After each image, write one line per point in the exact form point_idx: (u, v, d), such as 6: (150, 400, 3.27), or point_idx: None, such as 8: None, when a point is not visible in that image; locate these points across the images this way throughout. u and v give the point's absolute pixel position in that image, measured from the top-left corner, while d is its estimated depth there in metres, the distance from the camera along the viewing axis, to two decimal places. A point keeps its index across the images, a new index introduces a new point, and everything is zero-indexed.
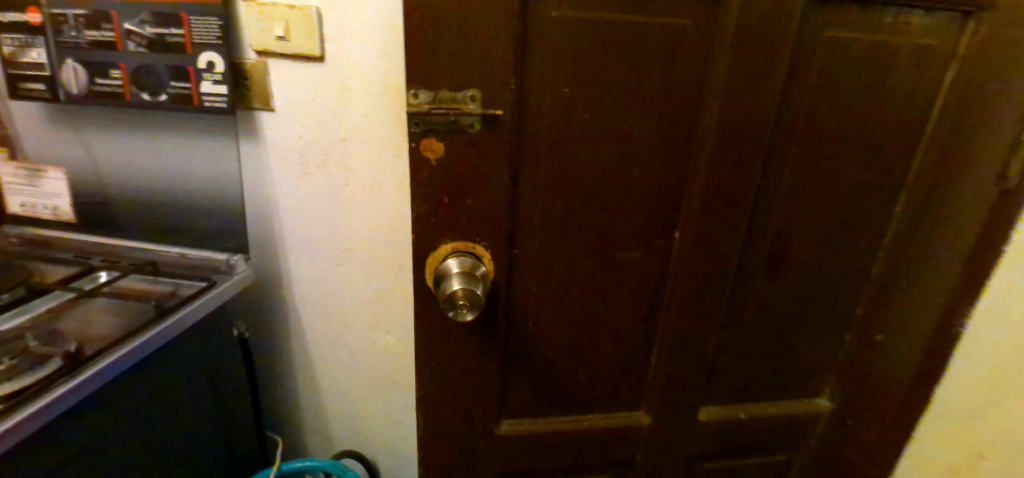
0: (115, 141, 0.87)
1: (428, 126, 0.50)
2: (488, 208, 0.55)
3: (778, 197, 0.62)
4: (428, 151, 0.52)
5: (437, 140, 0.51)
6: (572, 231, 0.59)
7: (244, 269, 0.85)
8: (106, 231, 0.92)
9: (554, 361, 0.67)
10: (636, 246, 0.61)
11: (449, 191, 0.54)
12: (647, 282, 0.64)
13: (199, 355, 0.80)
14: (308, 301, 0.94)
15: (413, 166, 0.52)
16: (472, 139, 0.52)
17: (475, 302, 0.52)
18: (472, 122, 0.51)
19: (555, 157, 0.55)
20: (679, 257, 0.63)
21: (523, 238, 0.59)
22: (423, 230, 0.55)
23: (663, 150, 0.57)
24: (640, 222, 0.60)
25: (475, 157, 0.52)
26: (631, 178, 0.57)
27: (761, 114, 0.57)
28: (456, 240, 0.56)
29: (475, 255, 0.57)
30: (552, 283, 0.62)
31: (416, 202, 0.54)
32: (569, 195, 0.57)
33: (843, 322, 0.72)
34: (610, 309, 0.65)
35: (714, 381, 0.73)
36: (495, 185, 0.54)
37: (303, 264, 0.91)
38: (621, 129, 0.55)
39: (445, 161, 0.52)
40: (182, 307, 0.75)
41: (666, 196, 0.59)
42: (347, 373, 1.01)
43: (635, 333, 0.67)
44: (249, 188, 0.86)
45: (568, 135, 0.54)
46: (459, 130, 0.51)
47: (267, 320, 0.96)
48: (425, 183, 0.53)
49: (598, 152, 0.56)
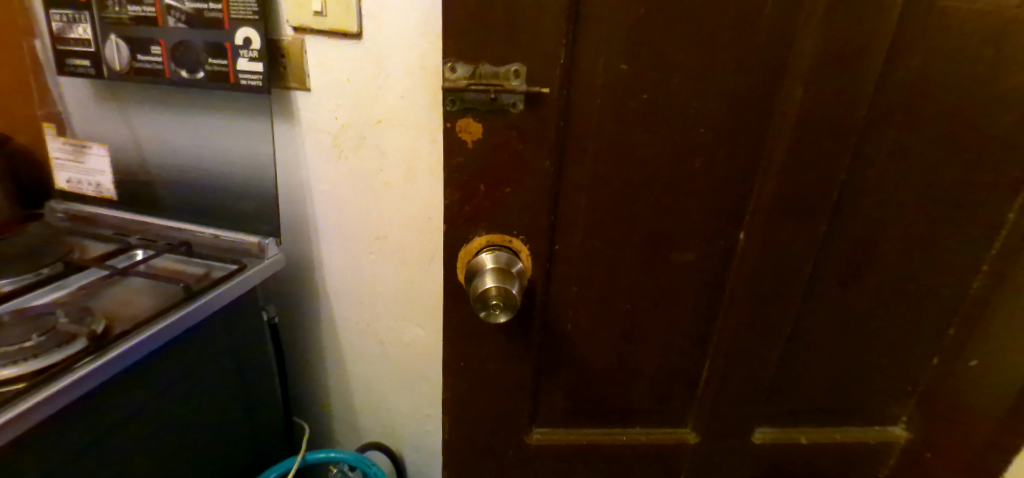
0: (155, 119, 0.86)
1: (465, 105, 0.45)
2: (528, 199, 0.50)
3: (864, 197, 0.54)
4: (464, 133, 0.47)
5: (475, 120, 0.46)
6: (621, 227, 0.53)
7: (275, 253, 0.83)
8: (145, 209, 0.92)
9: (593, 368, 0.61)
10: (693, 246, 0.55)
11: (485, 178, 0.49)
12: (703, 287, 0.57)
13: (228, 339, 0.78)
14: (340, 289, 0.92)
15: (448, 149, 0.47)
16: (514, 121, 0.46)
17: (510, 302, 0.46)
18: (514, 101, 0.45)
19: (606, 143, 0.49)
20: (742, 261, 0.56)
21: (566, 233, 0.53)
22: (455, 220, 0.50)
23: (730, 138, 0.50)
24: (700, 219, 0.53)
25: (517, 140, 0.47)
26: (692, 170, 0.51)
27: (851, 100, 0.49)
28: (491, 232, 0.51)
29: (511, 249, 0.52)
30: (596, 284, 0.56)
31: (449, 189, 0.49)
32: (620, 187, 0.51)
33: (929, 342, 0.63)
34: (659, 314, 0.58)
35: (772, 401, 0.66)
36: (538, 173, 0.49)
37: (335, 250, 0.89)
38: (683, 113, 0.48)
39: (483, 144, 0.47)
40: (212, 288, 0.73)
41: (730, 191, 0.52)
42: (376, 363, 0.98)
43: (686, 343, 0.60)
44: (283, 170, 0.84)
45: (622, 119, 0.48)
46: (500, 109, 0.46)
47: (297, 306, 0.95)
48: (461, 168, 0.48)
49: (656, 139, 0.49)
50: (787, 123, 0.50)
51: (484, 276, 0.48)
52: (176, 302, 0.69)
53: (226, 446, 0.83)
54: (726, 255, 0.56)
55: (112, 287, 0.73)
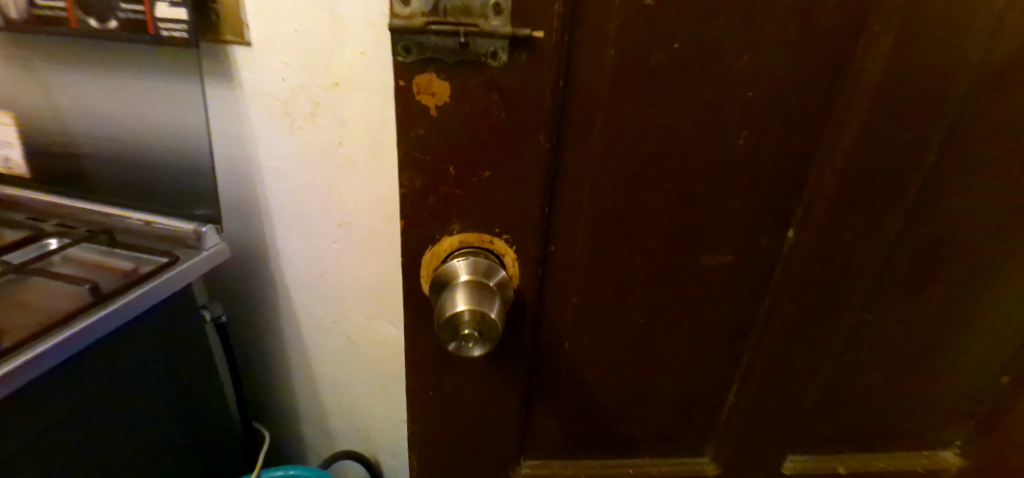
0: (68, 80, 0.71)
1: (425, 53, 0.31)
2: (514, 187, 0.37)
3: (950, 186, 0.42)
4: (424, 95, 0.33)
5: (441, 77, 0.32)
6: (635, 222, 0.41)
7: (216, 242, 0.70)
8: (65, 188, 0.79)
9: (595, 393, 0.49)
10: (728, 246, 0.42)
11: (456, 157, 0.35)
12: (736, 297, 0.45)
13: (157, 344, 0.67)
14: (300, 281, 0.79)
15: (403, 118, 0.34)
16: (496, 78, 0.33)
17: (488, 331, 0.34)
18: (495, 49, 0.31)
19: (621, 110, 0.36)
20: (788, 265, 0.44)
21: (564, 230, 0.41)
22: (418, 214, 0.38)
23: (788, 105, 0.37)
24: (739, 212, 0.41)
25: (499, 106, 0.34)
26: (733, 149, 0.38)
27: (959, 53, 0.36)
28: (465, 231, 0.38)
29: (492, 253, 0.39)
30: (601, 292, 0.44)
31: (406, 173, 0.36)
32: (637, 169, 0.38)
33: (1003, 358, 0.52)
34: (679, 329, 0.46)
35: (809, 426, 0.55)
36: (527, 153, 0.36)
37: (292, 237, 0.76)
38: (728, 69, 0.35)
39: (452, 111, 0.34)
40: (132, 287, 0.61)
41: (781, 175, 0.40)
42: (345, 364, 0.87)
43: (711, 363, 0.49)
44: (225, 143, 0.70)
45: (644, 78, 0.35)
46: (474, 61, 0.32)
47: (252, 299, 0.83)
48: (422, 145, 0.35)
49: (689, 106, 0.36)
50: (864, 84, 0.37)
51: (455, 293, 0.35)
52: (81, 308, 0.56)
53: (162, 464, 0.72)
54: (768, 258, 0.43)
55: (14, 286, 0.61)
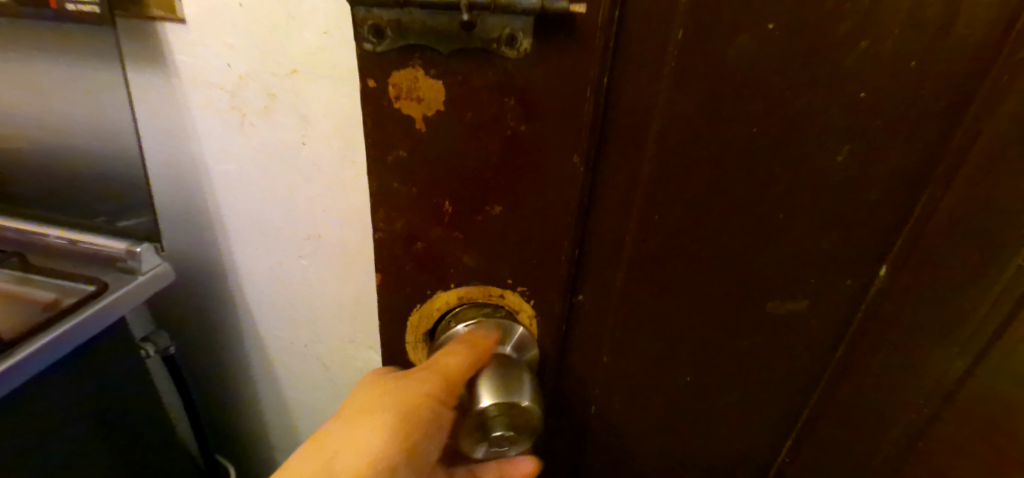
0: None
1: (405, 39, 0.20)
2: (536, 228, 0.26)
3: None
4: (406, 99, 0.22)
5: (431, 75, 0.22)
6: (689, 267, 0.31)
7: (155, 263, 0.59)
8: None
9: (621, 456, 0.41)
10: (807, 296, 0.32)
11: (452, 189, 0.25)
12: (809, 354, 0.35)
13: (90, 389, 0.57)
14: (265, 304, 0.67)
15: (374, 135, 0.23)
16: (511, 76, 0.22)
17: (524, 422, 0.27)
18: (512, 32, 0.20)
19: (684, 117, 0.25)
20: (892, 319, 0.33)
21: (595, 273, 0.31)
22: (401, 261, 0.28)
23: (923, 111, 0.26)
24: (832, 252, 0.31)
25: (515, 118, 0.23)
26: (830, 174, 0.28)
27: None
28: (466, 283, 0.28)
29: (503, 310, 0.29)
30: (639, 348, 0.34)
31: (384, 210, 0.26)
32: (700, 196, 0.28)
33: None
34: (734, 391, 0.37)
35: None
36: (553, 186, 0.25)
37: (253, 254, 0.63)
38: (837, 64, 0.25)
39: (446, 126, 0.23)
40: (45, 329, 0.50)
41: (899, 206, 0.29)
42: (320, 400, 0.74)
43: (774, 427, 0.39)
44: (164, 143, 0.57)
45: (720, 73, 0.24)
46: (478, 51, 0.21)
47: (212, 322, 0.71)
48: (405, 172, 0.24)
49: (777, 115, 0.26)
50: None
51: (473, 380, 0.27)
52: None
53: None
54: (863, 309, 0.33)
55: None
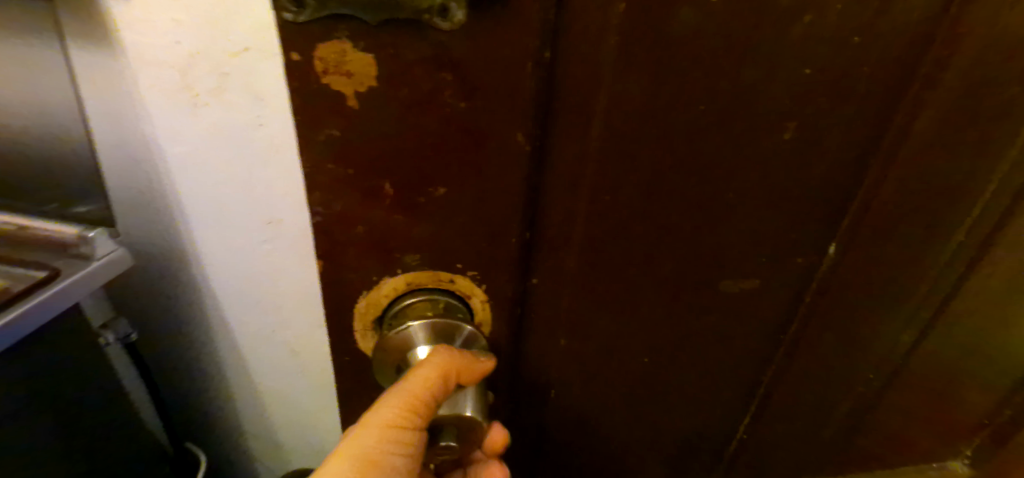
0: None
1: (326, 8, 0.19)
2: (481, 209, 0.26)
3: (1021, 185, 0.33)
4: (334, 74, 0.21)
5: (358, 47, 0.20)
6: (642, 245, 0.30)
7: (110, 249, 0.57)
8: None
9: (583, 437, 0.41)
10: (760, 273, 0.32)
11: (392, 173, 0.24)
12: (764, 331, 0.36)
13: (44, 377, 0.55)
14: (227, 290, 0.65)
15: (303, 114, 0.22)
16: (446, 50, 0.21)
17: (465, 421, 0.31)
18: (446, 2, 0.19)
19: (633, 97, 0.25)
20: (840, 287, 0.34)
21: (548, 258, 0.30)
22: (343, 247, 0.27)
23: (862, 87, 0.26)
24: (780, 231, 0.31)
25: (453, 95, 0.22)
26: (779, 150, 0.28)
27: None
28: (413, 269, 0.28)
29: (453, 295, 0.29)
30: (596, 331, 0.34)
31: (319, 194, 0.25)
32: (650, 176, 0.28)
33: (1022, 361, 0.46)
34: (691, 369, 0.37)
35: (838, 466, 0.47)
36: (495, 165, 0.24)
37: (212, 238, 0.61)
38: (784, 39, 0.24)
39: (381, 105, 0.22)
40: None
41: (843, 182, 0.29)
42: (290, 384, 0.73)
43: (732, 404, 0.40)
44: (114, 125, 0.55)
45: (666, 50, 0.24)
46: (409, 22, 0.20)
47: (175, 308, 0.70)
48: (339, 152, 0.23)
49: (724, 90, 0.25)
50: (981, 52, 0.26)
51: None
52: None
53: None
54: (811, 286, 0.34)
55: None
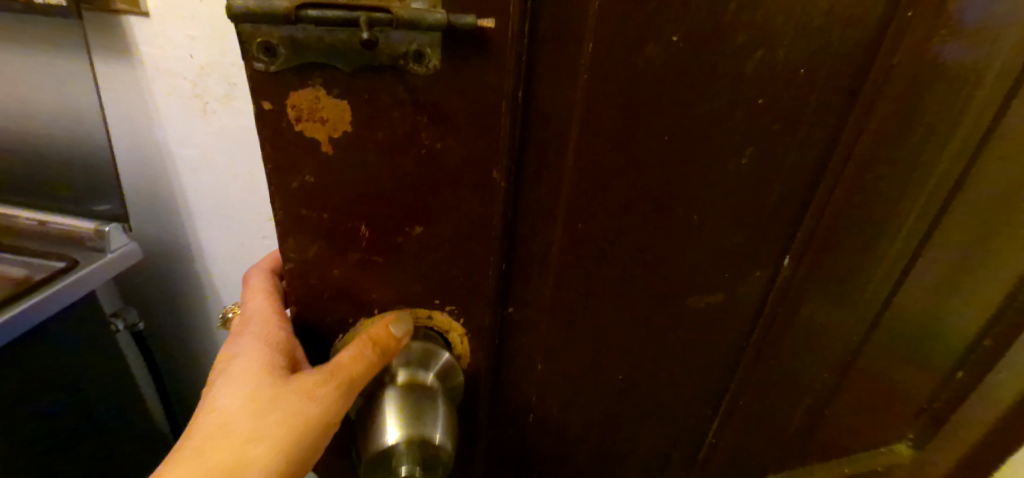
0: None
1: (301, 57, 0.22)
2: (454, 244, 0.28)
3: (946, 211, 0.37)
4: (307, 118, 0.24)
5: (333, 96, 0.23)
6: (612, 268, 0.33)
7: (123, 242, 0.61)
8: None
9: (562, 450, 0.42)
10: (720, 287, 0.35)
11: (370, 217, 0.27)
12: (727, 341, 0.38)
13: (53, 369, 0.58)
14: (231, 287, 0.69)
15: (279, 162, 0.25)
16: (420, 94, 0.24)
17: (432, 458, 0.29)
18: (419, 48, 0.22)
19: (597, 135, 0.28)
20: (787, 298, 0.37)
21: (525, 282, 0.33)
22: (322, 290, 0.30)
23: (806, 119, 0.29)
24: (731, 250, 0.34)
25: (430, 134, 0.25)
26: (733, 176, 0.31)
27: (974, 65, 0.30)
28: (390, 307, 0.31)
29: (433, 328, 0.32)
30: (572, 350, 0.36)
31: (293, 240, 0.28)
32: (616, 203, 0.30)
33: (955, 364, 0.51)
34: (661, 379, 0.39)
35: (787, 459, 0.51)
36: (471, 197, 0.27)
37: (218, 237, 0.64)
38: (736, 77, 0.27)
39: (360, 151, 0.25)
40: (15, 302, 0.52)
41: (791, 205, 0.32)
42: None
43: (693, 415, 0.42)
44: (129, 130, 0.59)
45: (626, 92, 0.27)
46: (385, 67, 0.23)
47: (181, 304, 0.73)
48: (313, 195, 0.26)
49: (682, 124, 0.28)
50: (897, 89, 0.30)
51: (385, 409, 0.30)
52: None
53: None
54: (763, 298, 0.37)
55: None
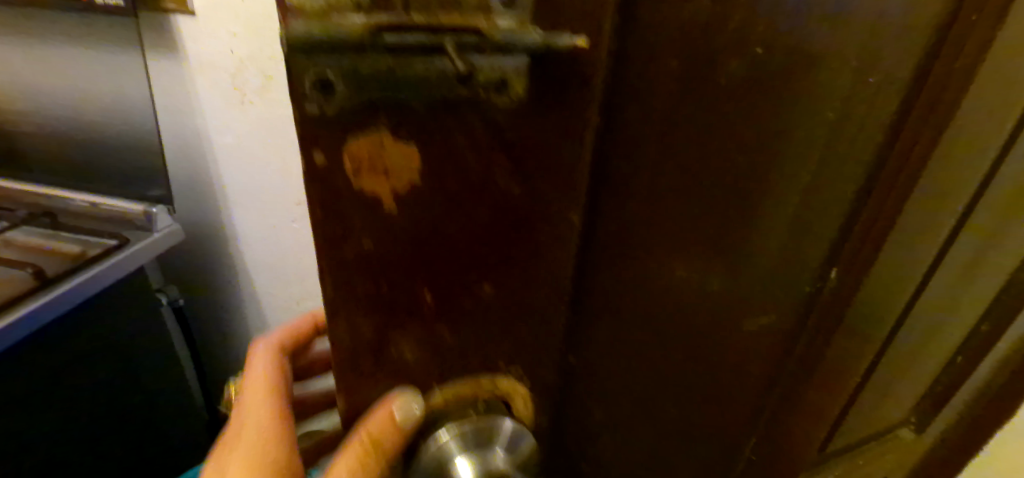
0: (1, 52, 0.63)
1: (364, 94, 0.17)
2: (528, 305, 0.25)
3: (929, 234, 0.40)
4: (371, 166, 0.19)
5: (401, 142, 0.19)
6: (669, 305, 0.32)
7: (169, 223, 0.64)
8: (15, 171, 0.71)
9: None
10: (763, 317, 0.35)
11: (434, 287, 0.23)
12: (768, 372, 0.38)
13: (83, 343, 0.61)
14: (263, 275, 0.70)
15: (328, 231, 0.20)
16: (501, 130, 0.20)
17: None
18: (509, 77, 0.18)
19: (660, 173, 0.26)
20: (821, 325, 0.37)
21: (594, 334, 0.30)
22: (374, 377, 0.25)
23: (854, 153, 0.29)
24: (775, 287, 0.33)
25: (505, 177, 0.21)
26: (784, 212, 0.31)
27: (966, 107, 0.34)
28: (451, 381, 0.26)
29: (496, 400, 0.28)
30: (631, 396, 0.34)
31: (344, 318, 0.23)
32: (686, 243, 0.29)
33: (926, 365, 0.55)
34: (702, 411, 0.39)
35: (797, 466, 0.52)
36: (542, 240, 0.24)
37: (253, 228, 0.66)
38: (793, 117, 0.27)
39: (425, 206, 0.21)
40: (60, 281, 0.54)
41: (829, 235, 0.33)
42: None
43: (724, 442, 0.42)
44: (172, 121, 0.60)
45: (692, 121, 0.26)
46: (466, 101, 0.18)
47: (217, 287, 0.76)
48: (367, 264, 0.22)
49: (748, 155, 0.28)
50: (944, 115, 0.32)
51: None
52: (22, 294, 0.52)
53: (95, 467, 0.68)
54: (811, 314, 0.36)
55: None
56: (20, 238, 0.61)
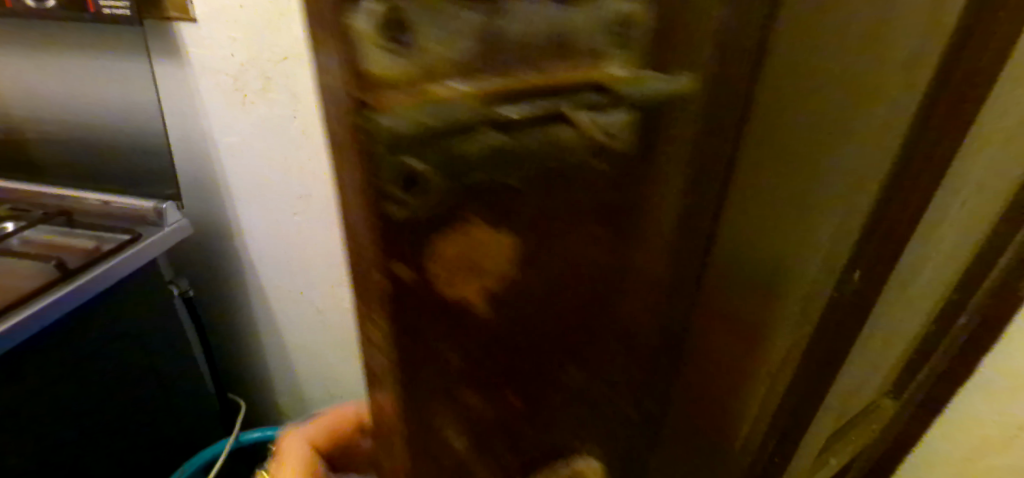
0: (20, 62, 0.65)
1: (462, 183, 0.16)
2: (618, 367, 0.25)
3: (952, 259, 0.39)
4: (463, 270, 0.18)
5: (498, 233, 0.18)
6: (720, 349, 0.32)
7: (177, 219, 0.67)
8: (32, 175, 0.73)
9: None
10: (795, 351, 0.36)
11: (521, 379, 0.22)
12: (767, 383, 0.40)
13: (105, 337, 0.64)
14: (269, 265, 0.74)
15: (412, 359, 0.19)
16: (601, 192, 0.19)
17: None
18: (619, 129, 0.18)
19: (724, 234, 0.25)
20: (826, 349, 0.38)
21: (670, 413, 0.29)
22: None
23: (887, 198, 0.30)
24: (760, 317, 0.33)
25: (601, 251, 0.21)
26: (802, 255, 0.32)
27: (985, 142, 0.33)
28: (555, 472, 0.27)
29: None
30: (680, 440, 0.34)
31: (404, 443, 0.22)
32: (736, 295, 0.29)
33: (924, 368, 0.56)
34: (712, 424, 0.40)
35: None
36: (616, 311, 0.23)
37: (259, 223, 0.69)
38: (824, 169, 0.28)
39: (525, 295, 0.20)
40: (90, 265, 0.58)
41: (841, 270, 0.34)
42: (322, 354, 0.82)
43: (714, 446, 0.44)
44: (178, 121, 0.63)
45: (747, 174, 0.24)
46: (572, 165, 0.18)
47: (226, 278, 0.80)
48: (444, 381, 0.20)
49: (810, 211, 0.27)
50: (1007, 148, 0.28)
51: None
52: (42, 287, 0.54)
53: (110, 448, 0.72)
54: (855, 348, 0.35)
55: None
56: (37, 235, 0.63)
